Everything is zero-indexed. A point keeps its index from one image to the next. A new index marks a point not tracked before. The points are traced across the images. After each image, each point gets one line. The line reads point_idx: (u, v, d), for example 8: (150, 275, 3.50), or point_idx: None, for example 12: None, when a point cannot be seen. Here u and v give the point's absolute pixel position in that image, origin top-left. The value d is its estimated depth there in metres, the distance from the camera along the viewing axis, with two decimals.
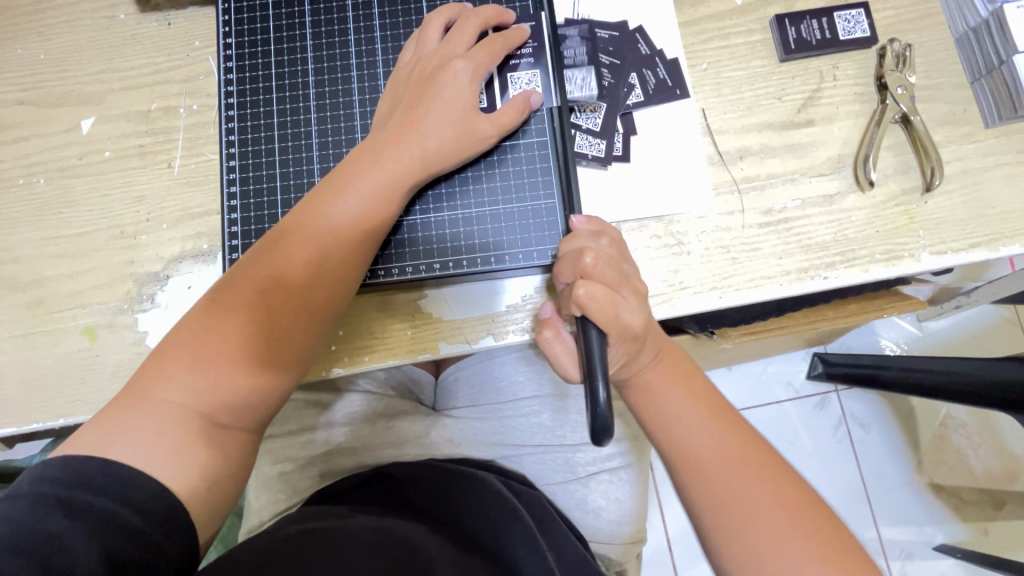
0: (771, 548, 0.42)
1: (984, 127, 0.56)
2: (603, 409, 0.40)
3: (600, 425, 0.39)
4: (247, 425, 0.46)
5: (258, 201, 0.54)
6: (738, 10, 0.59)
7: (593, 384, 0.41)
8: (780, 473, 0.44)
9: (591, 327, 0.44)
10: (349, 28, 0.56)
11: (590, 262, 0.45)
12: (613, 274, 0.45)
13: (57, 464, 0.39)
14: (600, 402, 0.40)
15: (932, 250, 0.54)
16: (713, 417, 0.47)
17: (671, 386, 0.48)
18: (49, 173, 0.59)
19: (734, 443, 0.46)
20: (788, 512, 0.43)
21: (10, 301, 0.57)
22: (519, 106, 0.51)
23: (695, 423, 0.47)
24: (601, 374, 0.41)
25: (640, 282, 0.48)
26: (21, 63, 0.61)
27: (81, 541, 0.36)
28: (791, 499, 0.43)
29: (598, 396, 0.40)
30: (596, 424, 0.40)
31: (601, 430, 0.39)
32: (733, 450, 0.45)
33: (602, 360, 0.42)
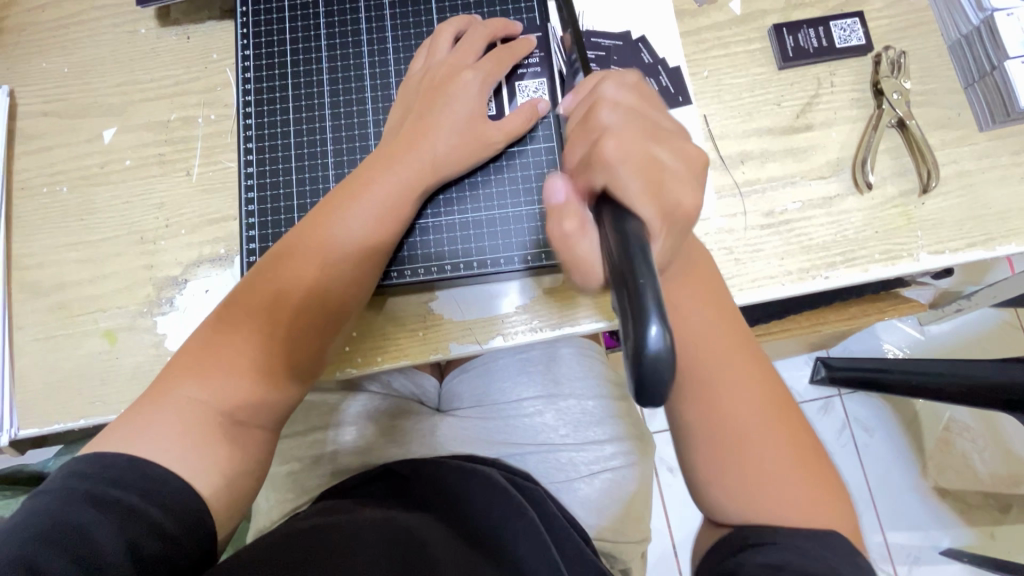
0: (770, 497, 0.41)
1: (978, 130, 0.57)
2: (658, 352, 0.25)
3: (652, 374, 0.25)
4: (264, 422, 0.47)
5: (276, 206, 0.56)
6: (737, 20, 0.61)
7: (644, 321, 0.25)
8: (790, 413, 0.43)
9: (631, 242, 0.28)
10: (363, 39, 0.59)
11: (609, 119, 0.40)
12: (638, 121, 0.40)
13: (86, 460, 0.41)
14: (652, 341, 0.25)
15: (930, 250, 0.56)
16: (742, 361, 0.44)
17: (695, 307, 0.44)
18: (72, 182, 0.61)
19: (753, 375, 0.44)
20: (795, 471, 0.42)
21: (34, 305, 0.58)
22: (527, 113, 0.53)
23: (719, 353, 0.43)
24: (655, 306, 0.26)
25: (673, 122, 0.42)
26: (45, 76, 0.63)
27: (107, 531, 0.37)
28: (795, 441, 0.43)
29: (648, 334, 0.25)
30: (644, 373, 0.25)
31: (651, 382, 0.25)
32: (755, 398, 0.43)
33: (650, 276, 0.27)
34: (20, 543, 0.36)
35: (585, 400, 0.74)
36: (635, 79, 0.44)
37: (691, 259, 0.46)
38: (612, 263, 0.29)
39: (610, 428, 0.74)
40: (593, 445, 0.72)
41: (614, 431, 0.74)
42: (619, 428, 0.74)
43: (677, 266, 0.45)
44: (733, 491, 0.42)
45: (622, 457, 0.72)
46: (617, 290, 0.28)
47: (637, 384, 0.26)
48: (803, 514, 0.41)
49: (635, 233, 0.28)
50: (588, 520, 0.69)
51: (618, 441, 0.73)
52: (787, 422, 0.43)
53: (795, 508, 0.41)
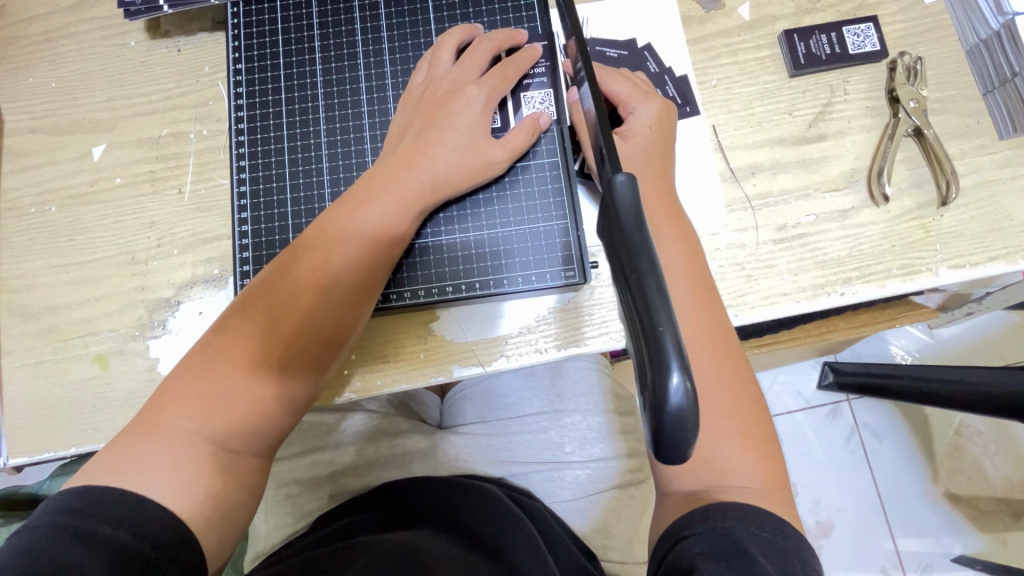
0: (724, 466, 0.42)
1: (998, 139, 0.55)
2: (681, 406, 0.24)
3: (675, 431, 0.24)
4: (259, 450, 0.45)
5: (270, 226, 0.54)
6: (746, 26, 0.59)
7: (664, 373, 0.24)
8: (753, 399, 0.45)
9: (648, 278, 0.26)
10: (359, 51, 0.57)
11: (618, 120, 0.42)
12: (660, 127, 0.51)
13: (74, 495, 0.39)
14: (675, 395, 0.24)
15: (950, 264, 0.53)
16: (717, 336, 0.45)
17: (664, 242, 0.47)
18: (61, 201, 0.59)
19: (712, 315, 0.46)
20: (748, 445, 0.43)
21: (22, 329, 0.57)
22: (530, 127, 0.52)
23: (682, 293, 0.46)
24: (676, 353, 0.24)
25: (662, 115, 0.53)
26: (32, 91, 0.61)
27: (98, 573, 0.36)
28: (740, 385, 0.45)
29: (670, 386, 0.24)
30: (666, 427, 0.25)
31: (675, 435, 0.25)
32: (727, 371, 0.45)
33: (671, 319, 0.25)
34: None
35: (591, 416, 0.72)
36: (626, 81, 0.52)
37: (664, 209, 0.48)
38: (624, 293, 0.27)
39: (617, 444, 0.71)
40: (598, 462, 0.70)
41: (620, 448, 0.71)
42: (626, 444, 0.71)
43: (645, 208, 0.48)
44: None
45: (629, 475, 0.70)
46: (635, 328, 0.27)
47: (659, 437, 0.25)
48: (731, 458, 0.43)
49: (649, 267, 0.26)
50: (593, 540, 0.67)
51: (626, 458, 0.71)
52: (738, 369, 0.45)
53: (728, 453, 0.43)
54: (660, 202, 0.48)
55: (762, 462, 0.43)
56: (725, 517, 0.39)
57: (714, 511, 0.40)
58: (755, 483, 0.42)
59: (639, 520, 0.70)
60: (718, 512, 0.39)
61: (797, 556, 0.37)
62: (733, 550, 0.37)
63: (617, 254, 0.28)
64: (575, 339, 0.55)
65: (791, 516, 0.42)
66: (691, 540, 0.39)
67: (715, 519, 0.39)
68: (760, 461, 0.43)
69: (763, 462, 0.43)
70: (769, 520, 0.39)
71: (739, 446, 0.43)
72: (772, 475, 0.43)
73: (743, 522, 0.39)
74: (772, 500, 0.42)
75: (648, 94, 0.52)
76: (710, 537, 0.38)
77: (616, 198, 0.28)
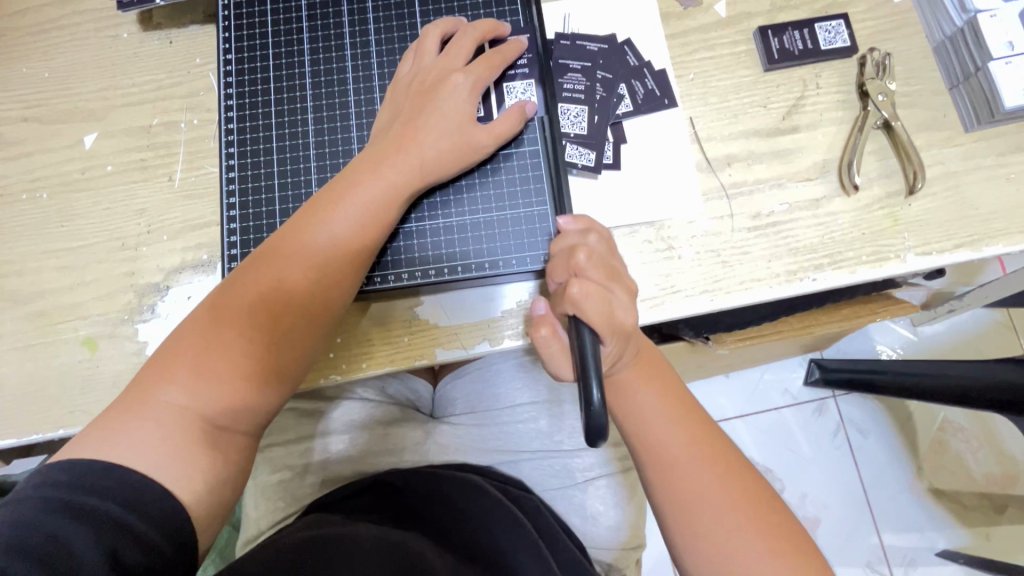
0: (739, 551, 0.43)
1: (963, 131, 0.57)
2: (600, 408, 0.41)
3: (597, 425, 0.40)
4: (246, 428, 0.46)
5: (257, 211, 0.55)
6: (722, 22, 0.61)
7: (589, 387, 0.41)
8: (736, 464, 0.47)
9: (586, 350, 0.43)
10: (346, 42, 0.58)
11: (583, 258, 0.47)
12: (603, 272, 0.47)
13: (62, 469, 0.39)
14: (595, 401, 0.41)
15: (917, 251, 0.55)
16: (681, 417, 0.48)
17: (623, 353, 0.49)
18: (52, 188, 0.60)
19: (675, 399, 0.49)
20: (753, 515, 0.44)
21: (12, 313, 0.58)
22: (514, 115, 0.53)
23: (665, 424, 0.48)
24: (596, 377, 0.42)
25: (630, 280, 0.50)
26: (25, 81, 0.62)
27: (89, 543, 0.36)
28: (757, 502, 0.45)
29: (593, 397, 0.41)
30: (592, 424, 0.40)
31: (597, 430, 0.40)
32: (700, 447, 0.47)
33: (595, 361, 0.43)
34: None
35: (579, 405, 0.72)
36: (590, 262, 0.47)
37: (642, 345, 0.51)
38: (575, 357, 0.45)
39: None
40: (587, 451, 0.71)
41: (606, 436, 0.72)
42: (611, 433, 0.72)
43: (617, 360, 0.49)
44: (696, 555, 0.45)
45: (616, 464, 0.71)
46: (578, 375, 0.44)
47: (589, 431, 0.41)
48: (743, 537, 0.44)
49: (587, 335, 0.44)
50: (580, 525, 0.69)
51: (610, 446, 0.72)
52: (713, 440, 0.48)
53: (737, 535, 0.44)
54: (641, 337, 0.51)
55: (800, 572, 0.42)
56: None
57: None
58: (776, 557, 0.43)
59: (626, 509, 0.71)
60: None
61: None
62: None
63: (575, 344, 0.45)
64: None
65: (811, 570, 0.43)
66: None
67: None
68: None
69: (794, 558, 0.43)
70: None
71: (776, 568, 0.42)
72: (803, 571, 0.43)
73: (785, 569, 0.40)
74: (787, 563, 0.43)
75: (605, 261, 0.48)
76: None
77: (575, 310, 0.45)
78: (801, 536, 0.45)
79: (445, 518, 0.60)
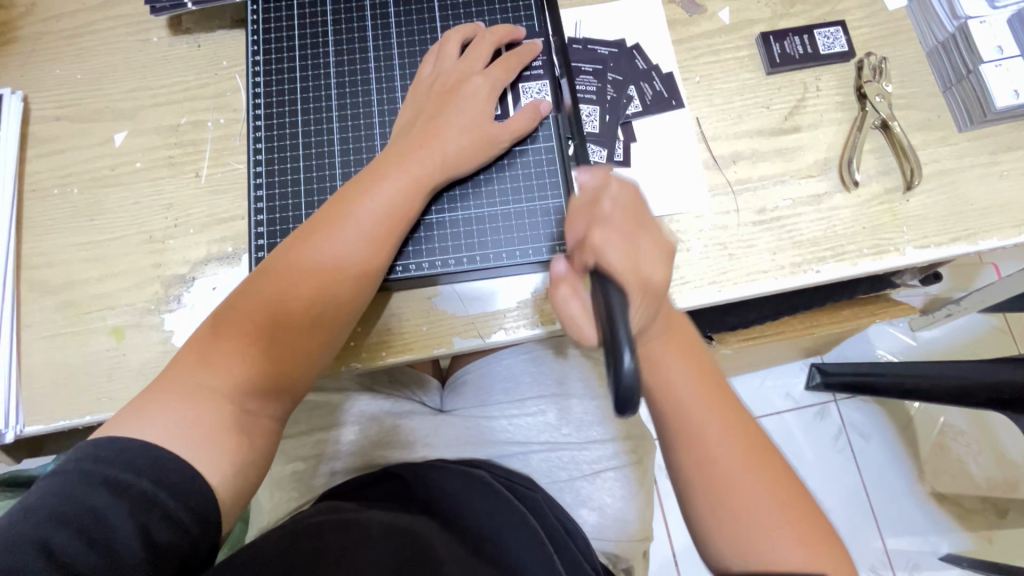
0: (759, 524, 0.45)
1: (957, 131, 0.60)
2: (631, 376, 0.37)
3: (627, 393, 0.37)
4: (272, 413, 0.48)
5: (284, 203, 0.58)
6: (726, 29, 0.64)
7: (618, 353, 0.38)
8: (761, 442, 0.47)
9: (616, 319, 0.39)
10: (369, 45, 0.61)
11: (608, 206, 0.47)
12: (626, 220, 0.46)
13: (100, 445, 0.41)
14: (626, 369, 0.37)
15: (916, 244, 0.58)
16: (710, 392, 0.48)
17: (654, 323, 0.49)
18: (82, 183, 0.62)
19: (706, 374, 0.49)
20: (773, 491, 0.45)
21: (42, 303, 0.59)
22: (530, 113, 0.56)
23: (695, 397, 0.48)
24: (628, 343, 0.38)
25: (660, 233, 0.48)
26: (58, 82, 0.65)
27: (124, 518, 0.38)
28: (779, 478, 0.46)
29: (623, 363, 0.37)
30: (621, 392, 0.37)
31: (626, 399, 0.37)
32: (726, 422, 0.47)
33: (626, 325, 0.39)
34: (38, 524, 0.36)
35: (588, 400, 0.74)
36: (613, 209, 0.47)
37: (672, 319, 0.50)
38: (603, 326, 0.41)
39: (612, 427, 0.74)
40: (595, 445, 0.72)
41: (616, 430, 0.73)
42: (620, 427, 0.74)
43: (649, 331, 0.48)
44: (719, 529, 0.46)
45: (627, 457, 0.72)
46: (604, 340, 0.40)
47: (619, 401, 0.37)
48: (763, 514, 0.45)
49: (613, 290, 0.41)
50: (587, 518, 0.70)
51: (620, 440, 0.73)
52: (740, 418, 0.48)
53: (760, 513, 0.45)
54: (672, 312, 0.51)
55: (815, 548, 0.44)
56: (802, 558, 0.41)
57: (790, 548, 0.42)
58: (796, 536, 0.44)
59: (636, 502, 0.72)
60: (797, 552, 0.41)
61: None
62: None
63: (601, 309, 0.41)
64: None
65: (825, 552, 0.44)
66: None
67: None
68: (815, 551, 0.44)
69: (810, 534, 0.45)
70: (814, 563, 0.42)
71: (793, 541, 0.44)
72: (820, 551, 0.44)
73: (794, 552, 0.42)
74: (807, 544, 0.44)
75: (627, 212, 0.47)
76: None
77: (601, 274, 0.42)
78: (818, 515, 0.46)
79: (457, 508, 0.62)
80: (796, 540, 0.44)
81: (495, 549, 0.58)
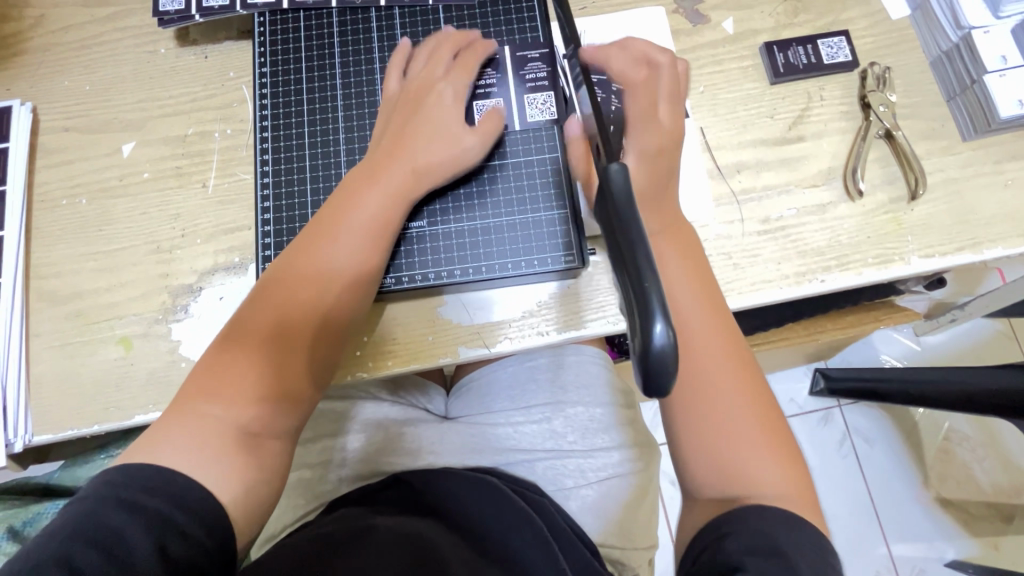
0: (738, 446, 0.46)
1: (962, 140, 0.60)
2: (664, 348, 0.28)
3: (658, 369, 0.28)
4: (278, 433, 0.48)
5: (291, 214, 0.58)
6: (730, 38, 0.64)
7: (648, 321, 0.29)
8: (750, 371, 0.49)
9: (636, 246, 0.31)
10: (375, 56, 0.61)
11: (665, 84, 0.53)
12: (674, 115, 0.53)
13: (118, 470, 0.42)
14: (659, 338, 0.28)
15: (921, 254, 0.58)
16: (709, 308, 0.49)
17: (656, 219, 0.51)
18: (91, 194, 0.63)
19: (708, 294, 0.50)
20: (755, 418, 0.47)
21: (51, 313, 0.60)
22: (496, 117, 0.56)
23: (694, 308, 0.49)
24: (660, 307, 0.29)
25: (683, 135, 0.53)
26: (66, 93, 0.66)
27: (143, 537, 0.38)
28: (763, 407, 0.48)
29: (654, 333, 0.28)
30: (651, 368, 0.29)
31: (659, 374, 0.29)
32: (718, 343, 0.48)
33: (654, 281, 0.30)
34: (62, 546, 0.38)
35: (593, 407, 0.74)
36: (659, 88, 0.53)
37: (672, 223, 0.52)
38: (617, 269, 0.32)
39: (619, 434, 0.73)
40: (601, 452, 0.72)
41: (622, 438, 0.73)
42: (626, 434, 0.74)
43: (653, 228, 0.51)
44: (695, 442, 0.47)
45: (633, 464, 0.72)
46: (625, 288, 0.31)
47: (647, 379, 0.29)
48: (744, 445, 0.46)
49: (623, 205, 0.32)
50: (593, 527, 0.69)
51: (627, 448, 0.73)
52: (735, 344, 0.49)
53: (739, 438, 0.46)
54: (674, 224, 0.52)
55: (788, 475, 0.46)
56: (764, 519, 0.42)
57: (753, 513, 0.43)
58: (775, 472, 0.46)
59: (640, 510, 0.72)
60: (757, 513, 0.43)
61: (819, 546, 0.41)
62: (772, 549, 0.40)
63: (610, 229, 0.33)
64: (577, 322, 0.58)
65: (808, 501, 0.46)
66: (727, 537, 0.42)
67: (754, 520, 0.42)
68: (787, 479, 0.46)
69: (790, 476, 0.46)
70: (798, 524, 0.42)
71: (767, 463, 0.46)
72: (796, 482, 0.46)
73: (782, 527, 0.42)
74: (789, 490, 0.45)
75: (670, 100, 0.52)
76: (749, 536, 0.41)
77: (611, 183, 0.33)
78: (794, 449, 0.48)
79: (464, 515, 0.62)
80: (771, 463, 0.46)
81: (501, 549, 0.59)
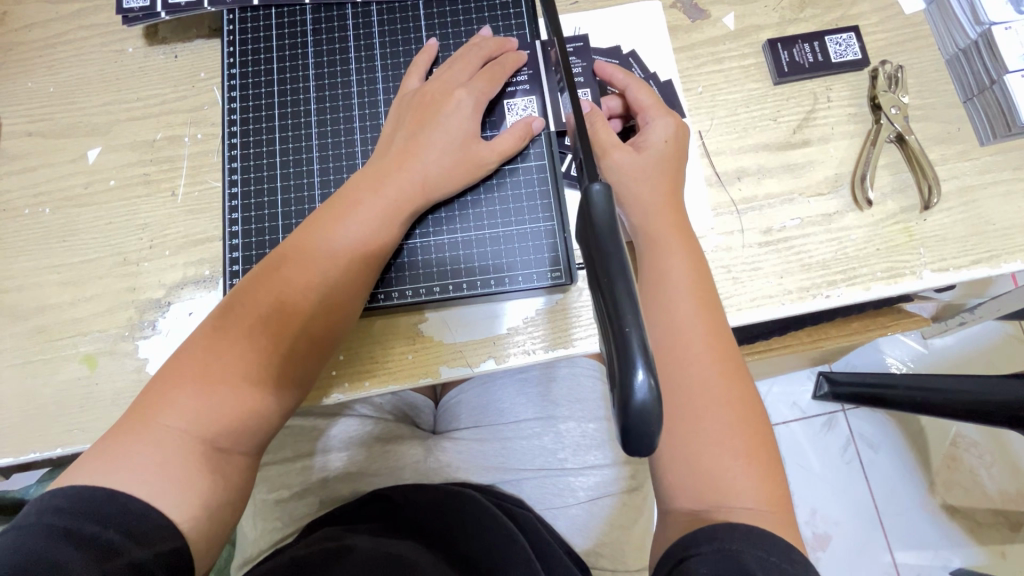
0: (716, 460, 0.43)
1: (978, 145, 0.56)
2: (646, 402, 0.26)
3: (639, 424, 0.26)
4: (247, 448, 0.44)
5: (260, 226, 0.55)
6: (731, 35, 0.60)
7: (629, 369, 0.26)
8: (741, 380, 0.45)
9: (618, 282, 0.27)
10: (351, 57, 0.58)
11: (650, 106, 0.53)
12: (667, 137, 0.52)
13: (63, 495, 0.38)
14: (640, 391, 0.25)
15: (933, 267, 0.54)
16: (708, 311, 0.46)
17: (645, 215, 0.49)
18: (55, 203, 0.60)
19: (706, 297, 0.47)
20: (738, 431, 0.43)
21: (13, 329, 0.57)
22: (520, 132, 0.53)
23: (692, 310, 0.46)
24: (641, 352, 0.26)
25: (677, 158, 0.52)
26: (29, 95, 0.62)
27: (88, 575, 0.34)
28: (749, 420, 0.44)
29: (635, 383, 0.26)
30: (631, 422, 0.26)
31: (639, 430, 0.26)
32: (714, 349, 0.45)
33: (638, 324, 0.27)
34: None
35: (587, 423, 0.70)
36: (646, 95, 0.54)
37: (666, 222, 0.49)
38: (598, 297, 0.29)
39: (613, 451, 0.69)
40: (594, 470, 0.68)
41: (617, 455, 0.69)
42: (620, 452, 0.69)
43: (656, 227, 0.49)
44: (673, 451, 0.44)
45: (627, 483, 0.68)
46: (605, 327, 0.28)
47: (626, 434, 0.26)
48: (722, 463, 0.43)
49: (605, 228, 0.29)
50: (583, 546, 0.67)
51: (623, 465, 0.69)
52: (730, 355, 0.46)
53: (717, 452, 0.43)
54: (667, 221, 0.49)
55: (768, 498, 0.42)
56: (731, 539, 0.38)
57: (720, 531, 0.39)
58: (756, 496, 0.42)
59: (634, 529, 0.69)
60: (724, 533, 0.39)
61: (787, 561, 0.37)
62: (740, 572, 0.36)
63: (592, 258, 0.29)
64: (565, 340, 0.55)
65: (794, 539, 0.41)
66: (696, 558, 0.38)
67: (720, 539, 0.38)
68: (766, 500, 0.42)
69: (770, 497, 0.42)
70: (776, 544, 0.38)
71: (746, 479, 0.42)
72: (774, 495, 0.42)
73: (751, 545, 0.38)
74: (771, 519, 0.41)
75: (664, 127, 0.52)
76: (716, 558, 0.37)
77: (593, 207, 0.30)
78: (777, 468, 0.44)
79: (446, 530, 0.60)
80: (749, 482, 0.42)
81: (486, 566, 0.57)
